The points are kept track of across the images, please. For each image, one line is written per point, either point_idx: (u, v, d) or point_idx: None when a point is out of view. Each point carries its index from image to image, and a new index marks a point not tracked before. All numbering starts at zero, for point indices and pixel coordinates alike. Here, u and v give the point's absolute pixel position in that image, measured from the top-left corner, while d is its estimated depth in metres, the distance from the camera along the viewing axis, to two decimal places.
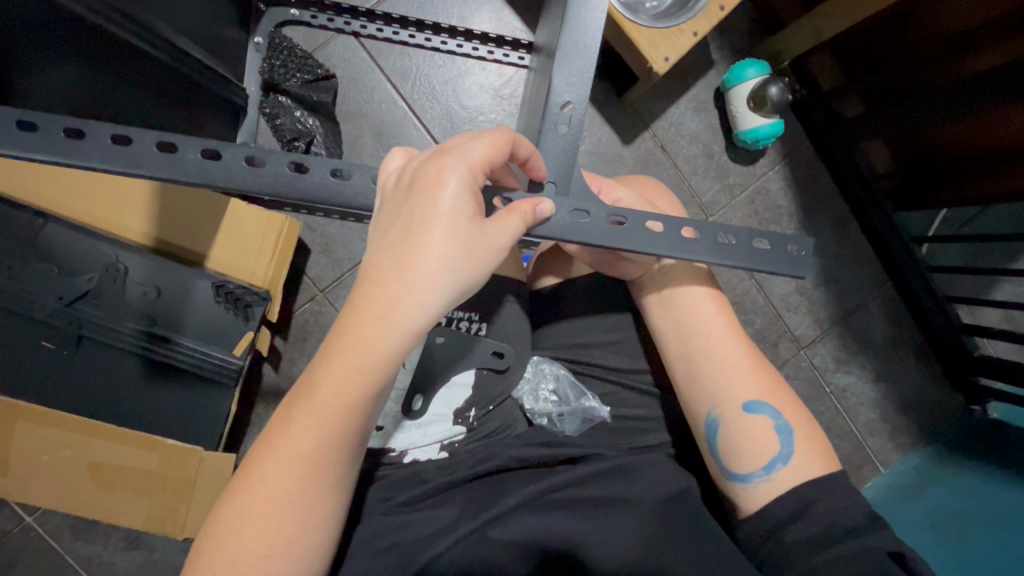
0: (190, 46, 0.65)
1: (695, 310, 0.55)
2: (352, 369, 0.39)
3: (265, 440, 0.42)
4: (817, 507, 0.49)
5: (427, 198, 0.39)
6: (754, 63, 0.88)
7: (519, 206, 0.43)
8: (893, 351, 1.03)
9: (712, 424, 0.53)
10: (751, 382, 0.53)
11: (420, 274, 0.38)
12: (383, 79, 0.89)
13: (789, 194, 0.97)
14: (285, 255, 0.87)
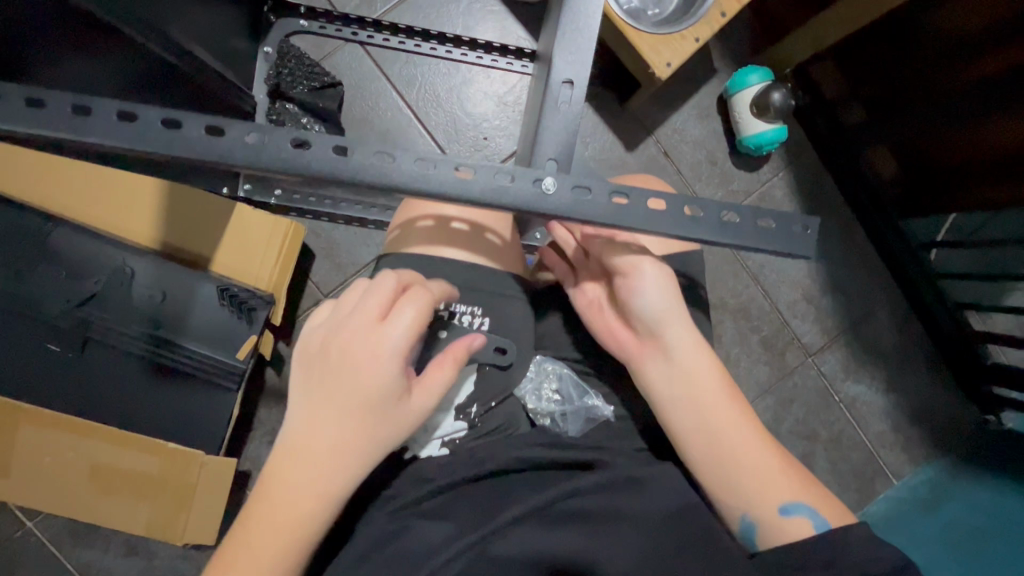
0: (201, 51, 0.66)
1: (698, 395, 0.53)
2: (309, 506, 0.45)
3: (216, 562, 0.44)
4: None
5: (374, 363, 0.44)
6: (757, 70, 0.88)
7: (455, 349, 0.49)
8: (904, 360, 1.01)
9: (746, 527, 0.51)
10: (784, 480, 0.51)
11: (375, 433, 0.45)
12: (389, 87, 0.91)
13: (794, 200, 0.97)
14: (290, 259, 0.88)
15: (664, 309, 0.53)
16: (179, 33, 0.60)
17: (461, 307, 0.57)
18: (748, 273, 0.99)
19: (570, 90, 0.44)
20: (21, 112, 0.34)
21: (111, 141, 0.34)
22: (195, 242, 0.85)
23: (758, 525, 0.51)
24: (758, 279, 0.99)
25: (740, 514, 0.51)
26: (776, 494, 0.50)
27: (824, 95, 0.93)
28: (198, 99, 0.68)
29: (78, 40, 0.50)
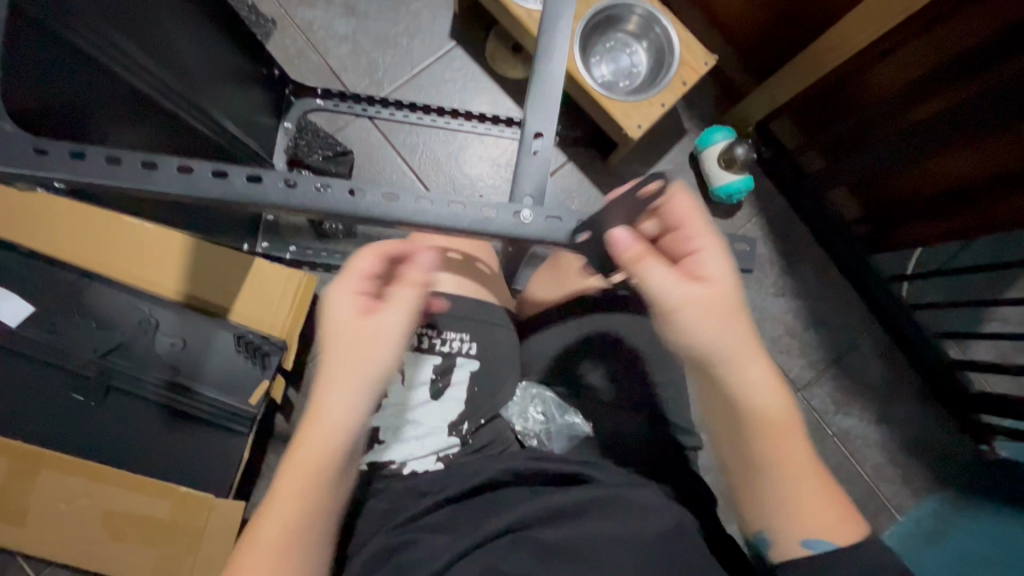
0: (232, 126, 0.77)
1: (749, 401, 0.50)
2: (316, 446, 0.50)
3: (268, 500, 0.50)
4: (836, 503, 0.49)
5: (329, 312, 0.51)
6: (721, 128, 0.99)
7: (409, 277, 0.51)
8: (891, 392, 1.05)
9: (762, 542, 0.51)
10: (814, 512, 0.48)
11: (352, 361, 0.50)
12: (394, 154, 1.02)
13: (767, 243, 1.05)
14: (301, 310, 0.95)
15: (707, 349, 0.49)
16: (216, 112, 0.70)
17: (451, 333, 0.63)
18: None
19: (541, 141, 0.52)
20: (97, 165, 0.42)
21: (172, 188, 0.42)
22: (212, 292, 0.91)
23: (774, 542, 0.50)
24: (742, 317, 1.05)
25: (758, 528, 0.51)
26: (799, 524, 0.48)
27: (786, 146, 1.02)
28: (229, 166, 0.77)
29: (133, 117, 0.60)
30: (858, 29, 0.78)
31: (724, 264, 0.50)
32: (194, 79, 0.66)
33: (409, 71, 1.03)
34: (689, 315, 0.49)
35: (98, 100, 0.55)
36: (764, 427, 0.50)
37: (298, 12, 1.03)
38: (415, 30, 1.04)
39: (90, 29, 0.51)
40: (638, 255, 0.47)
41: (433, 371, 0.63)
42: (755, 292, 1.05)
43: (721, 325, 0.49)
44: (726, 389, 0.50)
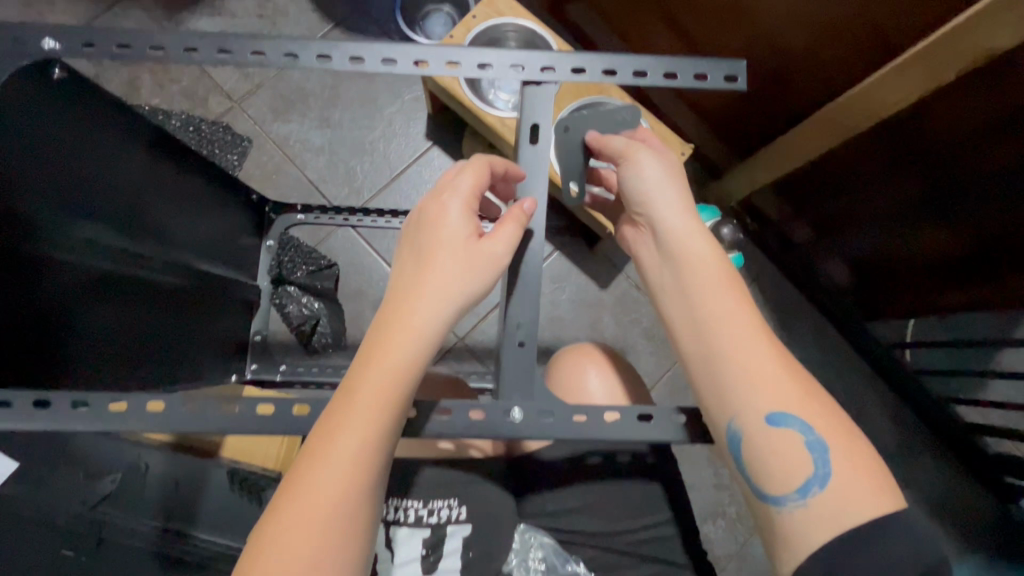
0: (212, 266, 0.76)
1: (687, 260, 0.50)
2: (393, 362, 0.42)
3: (307, 456, 0.41)
4: (813, 396, 0.44)
5: (432, 228, 0.46)
6: (706, 208, 0.98)
7: (513, 212, 0.47)
8: (907, 455, 1.02)
9: (734, 439, 0.44)
10: (770, 382, 0.44)
11: (444, 269, 0.44)
12: (379, 260, 1.02)
13: (764, 313, 1.04)
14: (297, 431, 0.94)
15: (649, 190, 0.51)
16: (195, 259, 0.70)
17: (438, 501, 0.60)
18: None
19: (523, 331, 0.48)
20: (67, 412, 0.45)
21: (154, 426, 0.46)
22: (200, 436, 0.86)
23: (748, 431, 0.43)
24: None
25: (724, 419, 0.44)
26: (760, 398, 0.43)
27: (771, 217, 1.00)
28: (210, 307, 0.74)
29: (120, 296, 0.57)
30: (826, 131, 0.72)
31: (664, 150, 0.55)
32: (174, 236, 0.66)
33: (388, 176, 1.03)
34: (639, 161, 0.51)
35: (74, 300, 0.50)
36: (688, 274, 0.49)
37: (273, 128, 1.03)
38: (392, 134, 1.04)
39: (73, 234, 0.50)
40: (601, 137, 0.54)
41: (424, 545, 0.59)
42: None
43: (664, 169, 0.52)
44: (664, 232, 0.51)
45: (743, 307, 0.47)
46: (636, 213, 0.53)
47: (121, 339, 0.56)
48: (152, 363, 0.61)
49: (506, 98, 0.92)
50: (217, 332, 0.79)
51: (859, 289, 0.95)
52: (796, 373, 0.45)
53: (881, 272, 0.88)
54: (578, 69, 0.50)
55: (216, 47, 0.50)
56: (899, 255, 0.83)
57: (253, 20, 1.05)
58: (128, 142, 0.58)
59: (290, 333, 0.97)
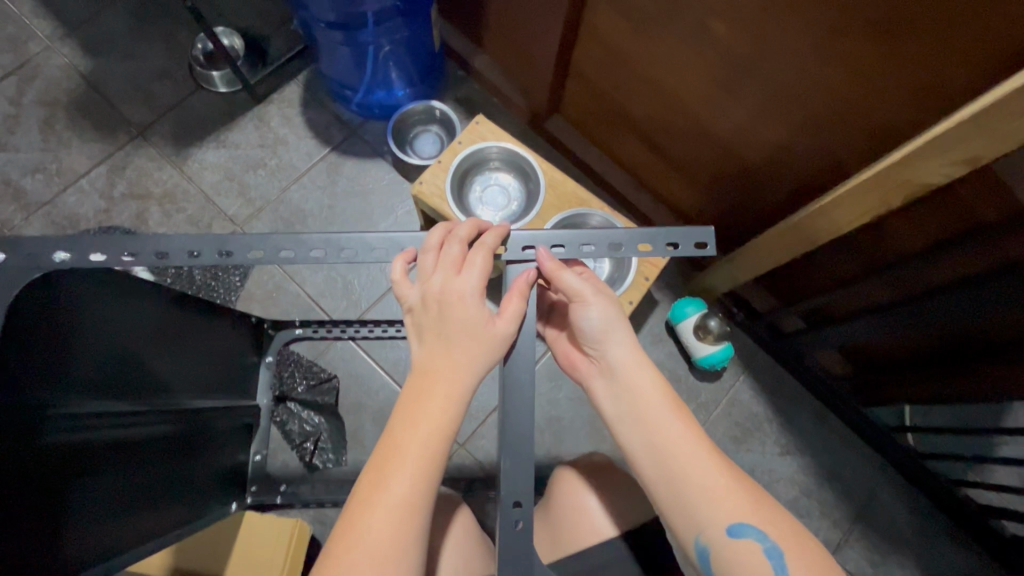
0: (212, 399, 0.75)
1: (636, 388, 0.54)
2: (424, 425, 0.47)
3: (349, 522, 0.44)
4: (762, 505, 0.49)
5: (452, 305, 0.50)
6: (692, 301, 1.01)
7: (518, 289, 0.53)
8: (925, 542, 0.99)
9: (702, 553, 0.48)
10: (726, 497, 0.49)
11: (465, 347, 0.50)
12: (379, 369, 1.03)
13: (761, 400, 1.05)
14: (296, 562, 0.88)
15: (605, 327, 0.56)
16: (195, 395, 0.70)
17: None
18: None
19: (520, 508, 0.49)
20: None
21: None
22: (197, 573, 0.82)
23: (712, 544, 0.48)
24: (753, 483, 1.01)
25: (689, 532, 0.49)
26: (719, 513, 0.48)
27: (756, 308, 1.03)
28: (201, 445, 0.70)
29: (112, 464, 0.54)
30: (802, 235, 0.76)
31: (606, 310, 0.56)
32: (179, 378, 0.66)
33: (385, 285, 1.07)
34: (594, 300, 0.55)
35: (71, 482, 0.49)
36: (638, 403, 0.53)
37: None
38: None
39: (66, 410, 0.50)
40: (555, 267, 0.55)
41: None
42: (761, 453, 1.02)
43: (607, 319, 0.56)
44: (617, 368, 0.55)
45: (689, 429, 0.52)
46: (592, 346, 0.57)
47: (127, 510, 0.55)
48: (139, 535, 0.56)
49: (492, 214, 1.00)
50: (225, 464, 0.78)
51: (854, 377, 0.96)
52: (747, 482, 0.50)
53: (874, 358, 0.90)
54: (558, 246, 0.57)
55: (217, 249, 0.56)
56: (892, 344, 0.85)
57: (256, 149, 1.13)
58: (144, 301, 0.61)
59: (289, 449, 0.98)
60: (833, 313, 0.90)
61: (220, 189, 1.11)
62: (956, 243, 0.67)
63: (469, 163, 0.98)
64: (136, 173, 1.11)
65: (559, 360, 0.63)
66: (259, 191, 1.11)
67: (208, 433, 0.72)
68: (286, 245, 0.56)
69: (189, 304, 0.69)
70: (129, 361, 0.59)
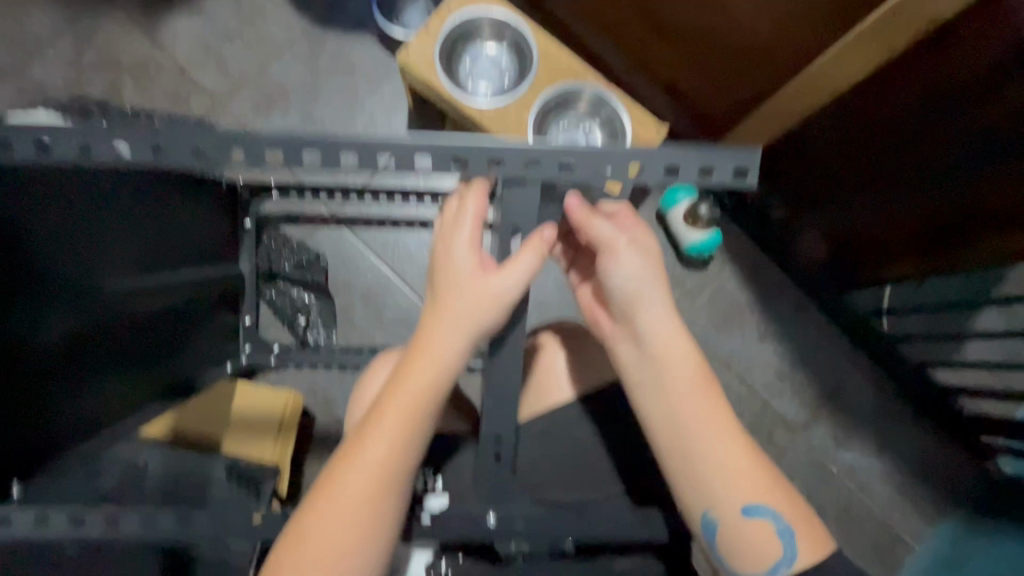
0: (194, 273, 0.74)
1: (667, 369, 0.55)
2: (421, 382, 0.52)
3: (361, 433, 0.51)
4: (775, 478, 0.54)
5: (443, 262, 0.53)
6: (684, 188, 1.00)
7: (530, 240, 0.52)
8: (888, 422, 1.05)
9: (711, 526, 0.53)
10: (746, 481, 0.53)
11: (458, 311, 0.51)
12: (366, 251, 1.04)
13: (745, 288, 1.07)
14: (289, 430, 0.93)
15: (634, 289, 0.55)
16: (164, 272, 0.65)
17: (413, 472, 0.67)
18: (719, 363, 1.05)
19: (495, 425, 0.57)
20: None
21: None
22: (212, 431, 0.89)
23: (721, 519, 0.53)
24: (730, 366, 1.05)
25: (702, 510, 0.53)
26: (739, 493, 0.52)
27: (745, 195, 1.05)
28: (175, 325, 0.68)
29: (82, 354, 0.53)
30: None
31: (631, 268, 0.55)
32: (162, 262, 0.65)
33: None
34: (623, 257, 0.55)
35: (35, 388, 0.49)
36: (669, 381, 0.55)
37: (256, 125, 1.05)
38: (374, 125, 1.06)
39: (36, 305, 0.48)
40: (584, 215, 0.56)
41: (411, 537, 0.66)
42: (740, 338, 1.06)
43: (634, 278, 0.55)
44: (648, 342, 0.56)
45: (718, 412, 0.55)
46: (621, 308, 0.57)
47: (87, 371, 0.54)
48: (94, 401, 0.56)
49: (485, 87, 0.97)
50: (203, 347, 0.79)
51: (832, 263, 0.98)
52: (766, 468, 0.54)
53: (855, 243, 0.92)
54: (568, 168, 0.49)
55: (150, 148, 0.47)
56: (876, 227, 0.87)
57: (232, 19, 1.06)
58: (92, 169, 0.53)
59: (280, 324, 0.99)
60: (819, 198, 0.91)
61: (196, 61, 1.05)
62: (958, 99, 0.67)
63: (459, 32, 0.93)
64: (104, 40, 1.04)
65: (585, 315, 0.64)
66: (237, 64, 1.05)
67: (184, 325, 0.71)
68: (228, 146, 0.47)
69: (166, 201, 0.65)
70: (82, 236, 0.52)
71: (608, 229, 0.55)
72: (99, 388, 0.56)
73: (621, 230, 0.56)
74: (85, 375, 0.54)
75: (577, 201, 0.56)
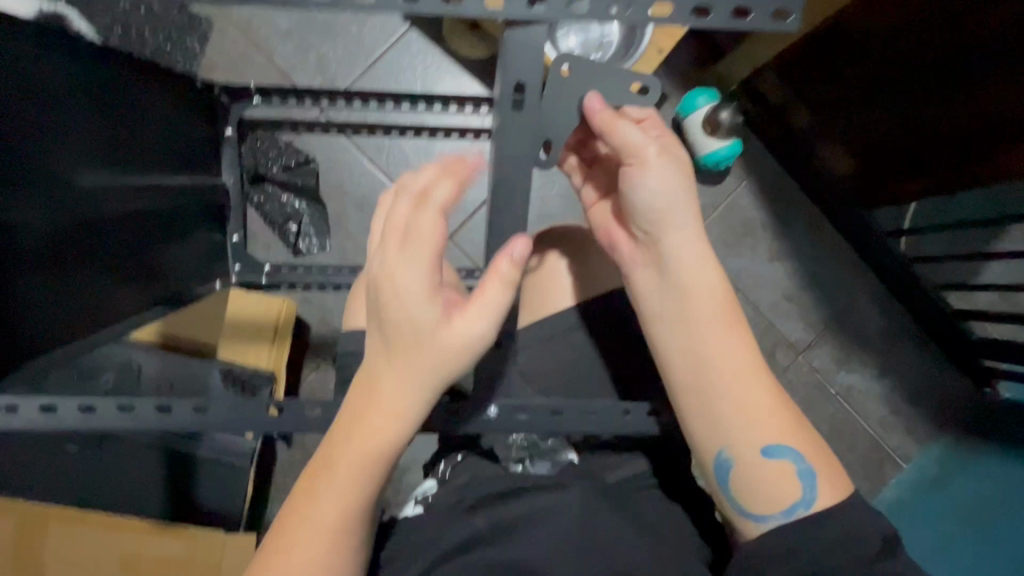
0: (168, 175, 0.69)
1: (688, 290, 0.51)
2: (377, 437, 0.46)
3: (314, 484, 0.46)
4: (792, 409, 0.51)
5: (392, 303, 0.44)
6: (704, 91, 0.92)
7: (498, 268, 0.45)
8: (892, 345, 1.04)
9: (723, 466, 0.50)
10: (763, 419, 0.49)
11: (416, 364, 0.44)
12: (360, 155, 0.97)
13: (759, 205, 1.02)
14: (284, 337, 0.92)
15: (664, 205, 0.51)
16: (139, 177, 0.62)
17: None
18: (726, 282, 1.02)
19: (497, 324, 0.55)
20: (70, 415, 0.47)
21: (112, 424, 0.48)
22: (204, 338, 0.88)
23: (736, 459, 0.49)
24: (737, 286, 1.02)
25: (714, 448, 0.50)
26: (756, 431, 0.49)
27: (770, 102, 0.98)
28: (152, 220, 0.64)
29: (60, 246, 0.51)
30: None
31: (660, 182, 0.50)
32: (122, 155, 0.60)
33: (364, 62, 0.97)
34: (655, 167, 0.50)
35: (26, 274, 0.47)
36: (688, 301, 0.51)
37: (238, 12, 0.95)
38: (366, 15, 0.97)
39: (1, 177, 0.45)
40: (609, 118, 0.50)
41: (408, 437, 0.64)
42: (749, 257, 1.02)
43: (662, 190, 0.50)
44: (670, 261, 0.51)
45: (741, 346, 0.51)
46: (644, 226, 0.52)
47: (68, 265, 0.52)
48: (83, 299, 0.54)
49: None
50: (190, 261, 0.75)
51: (857, 175, 0.93)
52: (790, 409, 0.51)
53: (876, 154, 0.88)
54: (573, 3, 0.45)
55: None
56: (901, 135, 0.82)
57: None
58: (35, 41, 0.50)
59: (270, 231, 0.95)
60: (848, 102, 0.87)
61: None
62: None
63: None
64: None
65: (600, 236, 0.58)
66: None
67: (165, 227, 0.67)
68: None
69: (108, 84, 0.59)
70: (47, 123, 0.50)
71: (635, 138, 0.50)
72: (88, 283, 0.55)
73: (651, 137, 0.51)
74: (69, 270, 0.52)
75: (599, 103, 0.51)
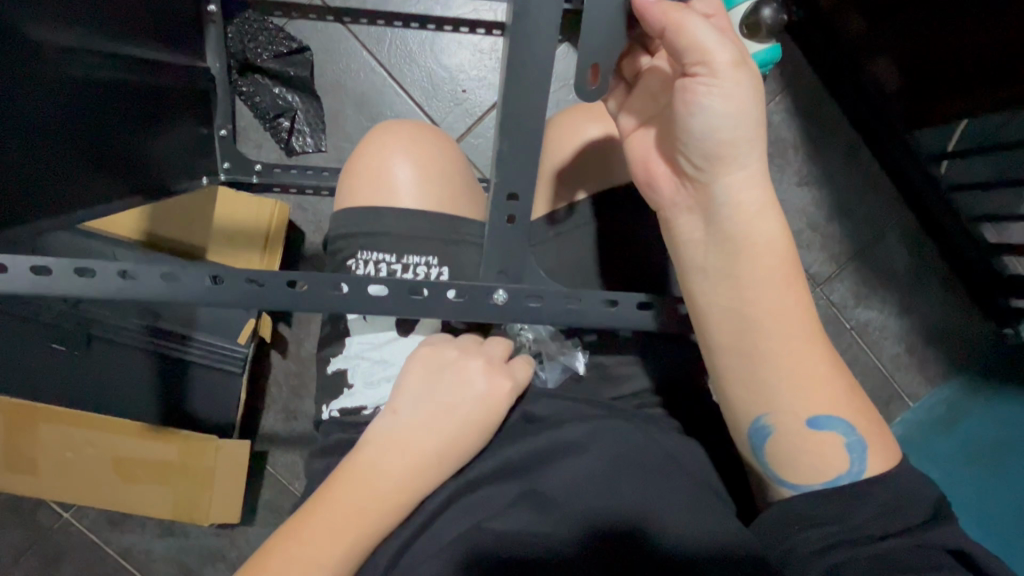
0: (148, 48, 0.62)
1: (741, 238, 0.46)
2: (402, 477, 0.49)
3: (323, 507, 0.48)
4: (842, 373, 0.47)
5: (459, 392, 0.53)
6: None
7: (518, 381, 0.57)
8: (917, 283, 0.98)
9: (762, 432, 0.47)
10: (814, 386, 0.46)
11: (463, 409, 0.53)
12: (359, 47, 0.88)
13: (793, 125, 0.94)
14: (277, 244, 0.85)
15: (728, 134, 0.44)
16: (113, 41, 0.55)
17: (415, 258, 0.54)
18: None
19: (516, 204, 0.49)
20: (21, 274, 0.44)
21: (73, 289, 0.45)
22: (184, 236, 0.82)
23: (777, 425, 0.46)
24: None
25: (755, 415, 0.47)
26: (803, 399, 0.46)
27: (820, 6, 0.89)
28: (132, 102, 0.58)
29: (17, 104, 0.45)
30: None
31: (725, 107, 0.43)
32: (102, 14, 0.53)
33: None
34: (724, 83, 0.43)
35: None
36: (741, 249, 0.46)
37: None
38: None
39: None
40: (670, 8, 0.44)
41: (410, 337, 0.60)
42: (777, 180, 0.95)
43: (728, 118, 0.43)
44: (725, 201, 0.45)
45: (797, 306, 0.46)
46: (696, 160, 0.45)
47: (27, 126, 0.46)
48: (44, 167, 0.48)
49: None
50: (177, 152, 0.69)
51: (905, 93, 0.86)
52: (842, 375, 0.47)
53: (926, 67, 0.81)
54: None
55: None
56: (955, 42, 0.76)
57: None
58: None
59: (260, 126, 0.87)
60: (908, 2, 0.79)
61: None
62: None
63: None
64: None
65: (633, 172, 0.50)
66: None
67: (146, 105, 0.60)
68: None
69: None
70: None
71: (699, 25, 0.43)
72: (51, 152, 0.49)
73: (725, 42, 0.43)
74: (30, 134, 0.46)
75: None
